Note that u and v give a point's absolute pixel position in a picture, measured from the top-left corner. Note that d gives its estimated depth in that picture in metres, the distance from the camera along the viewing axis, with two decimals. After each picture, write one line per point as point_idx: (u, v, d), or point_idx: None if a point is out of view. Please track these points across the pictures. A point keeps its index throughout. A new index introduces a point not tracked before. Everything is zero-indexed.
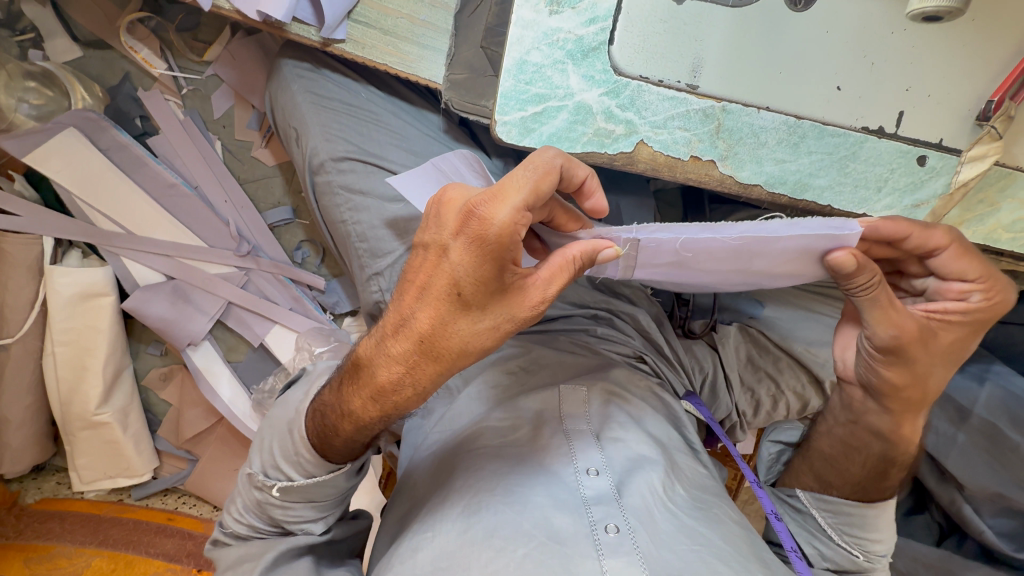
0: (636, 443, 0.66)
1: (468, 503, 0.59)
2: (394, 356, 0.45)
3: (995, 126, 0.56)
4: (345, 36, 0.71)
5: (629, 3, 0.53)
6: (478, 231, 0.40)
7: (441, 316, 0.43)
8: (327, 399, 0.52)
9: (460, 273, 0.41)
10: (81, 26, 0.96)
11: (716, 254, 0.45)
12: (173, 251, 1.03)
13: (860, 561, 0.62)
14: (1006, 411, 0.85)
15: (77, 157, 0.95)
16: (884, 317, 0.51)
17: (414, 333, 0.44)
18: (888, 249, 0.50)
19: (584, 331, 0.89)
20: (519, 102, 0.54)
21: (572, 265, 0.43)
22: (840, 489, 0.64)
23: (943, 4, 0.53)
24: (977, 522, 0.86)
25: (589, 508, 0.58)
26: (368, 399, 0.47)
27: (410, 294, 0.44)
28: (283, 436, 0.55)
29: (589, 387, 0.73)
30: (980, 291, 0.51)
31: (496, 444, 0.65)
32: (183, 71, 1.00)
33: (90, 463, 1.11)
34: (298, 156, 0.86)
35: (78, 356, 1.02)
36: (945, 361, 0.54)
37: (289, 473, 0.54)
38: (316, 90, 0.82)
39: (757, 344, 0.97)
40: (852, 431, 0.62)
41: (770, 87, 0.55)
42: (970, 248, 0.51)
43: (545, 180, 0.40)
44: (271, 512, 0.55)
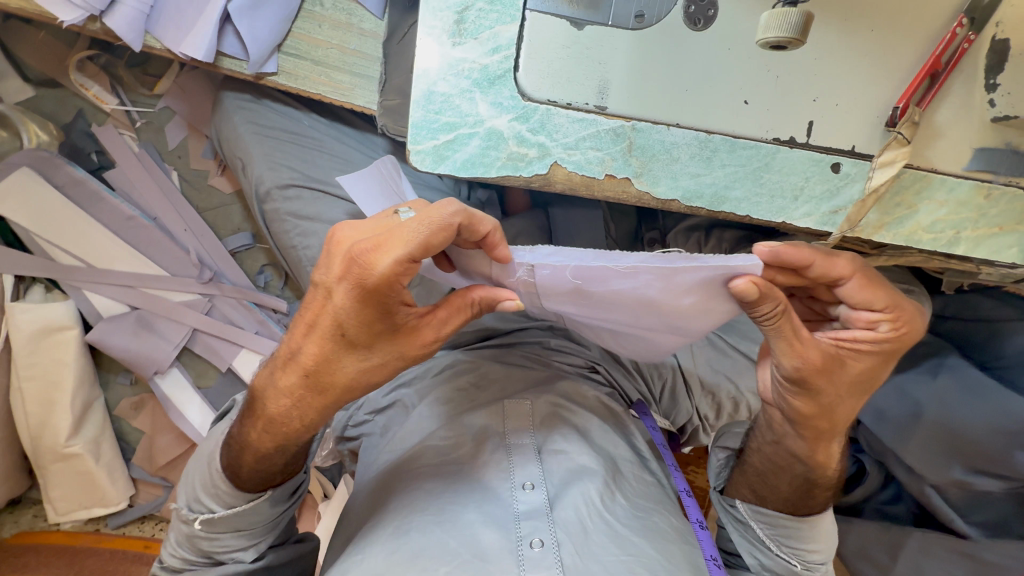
0: (578, 454, 0.67)
1: (397, 523, 0.61)
2: (284, 390, 0.48)
3: (902, 131, 0.57)
4: (276, 68, 0.72)
5: (531, 30, 0.54)
6: (359, 276, 0.42)
7: (327, 355, 0.46)
8: (234, 431, 0.54)
9: (344, 316, 0.43)
10: (33, 66, 0.98)
11: (615, 289, 0.47)
12: (135, 282, 1.04)
13: (797, 570, 0.65)
14: (961, 399, 0.85)
15: (33, 196, 0.96)
16: (789, 347, 0.51)
17: (301, 367, 0.47)
18: (793, 277, 0.49)
19: (539, 344, 0.89)
20: (430, 131, 0.55)
21: (471, 308, 0.47)
22: (774, 502, 0.65)
23: (784, 36, 0.51)
24: (948, 512, 0.91)
25: (518, 523, 0.60)
26: (262, 430, 0.50)
27: (298, 329, 0.47)
28: (202, 469, 0.56)
29: (533, 400, 0.73)
30: (887, 321, 0.51)
31: (435, 463, 0.66)
32: (136, 105, 1.01)
33: (64, 495, 1.11)
34: (245, 185, 0.87)
35: (44, 391, 1.03)
36: (852, 392, 0.54)
37: (209, 505, 0.55)
38: (259, 120, 0.84)
39: (716, 347, 0.98)
40: (777, 450, 0.63)
41: (677, 104, 0.57)
42: (874, 277, 0.51)
43: (437, 236, 0.41)
44: (199, 544, 0.56)
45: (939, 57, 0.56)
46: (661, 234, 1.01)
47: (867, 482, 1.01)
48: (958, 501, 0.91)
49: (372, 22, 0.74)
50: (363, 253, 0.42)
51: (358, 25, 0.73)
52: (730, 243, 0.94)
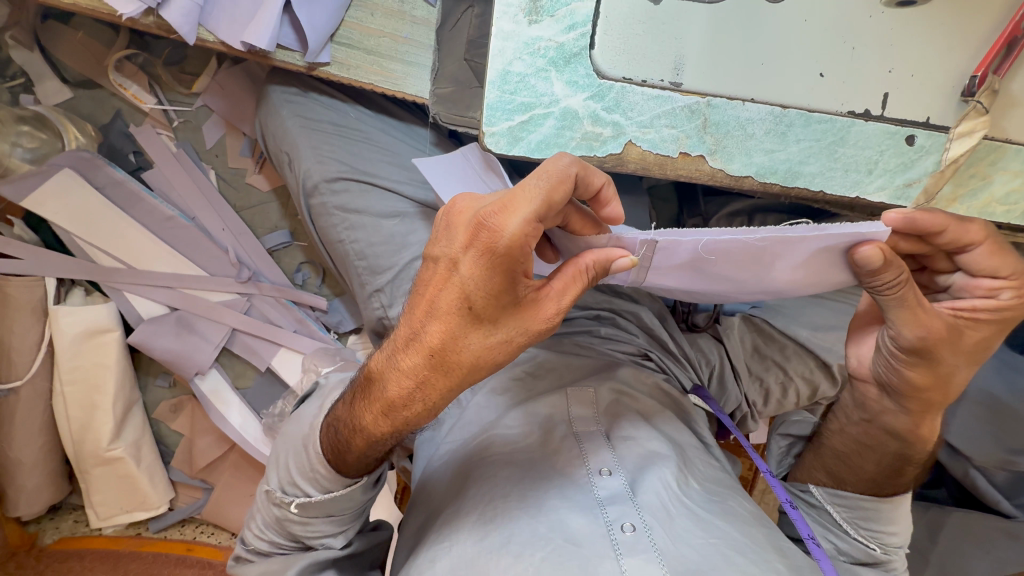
0: (648, 441, 0.66)
1: (483, 509, 0.60)
2: (405, 371, 0.47)
3: (981, 101, 0.56)
4: (330, 59, 0.71)
5: (607, 7, 0.53)
6: (488, 242, 0.42)
7: (454, 330, 0.44)
8: (339, 420, 0.53)
9: (471, 286, 0.43)
10: (70, 67, 0.97)
11: (732, 254, 0.46)
12: (176, 282, 1.03)
13: (876, 553, 0.63)
14: (1004, 380, 0.93)
15: (74, 198, 0.95)
16: (911, 317, 0.52)
17: (425, 347, 0.46)
18: (918, 244, 0.50)
19: (588, 332, 0.88)
20: (505, 112, 0.54)
21: (586, 275, 0.45)
22: (854, 485, 0.65)
23: None
24: (994, 494, 0.94)
25: (604, 508, 0.58)
26: (378, 415, 0.49)
27: (420, 309, 0.46)
28: (298, 452, 0.56)
29: (597, 387, 0.73)
30: (1009, 289, 0.52)
31: (509, 451, 0.66)
32: (173, 104, 1.01)
33: (106, 499, 1.11)
34: (291, 180, 0.86)
35: (88, 394, 1.02)
36: (969, 361, 0.55)
37: (305, 489, 0.55)
38: (306, 113, 0.83)
39: (762, 333, 0.96)
40: (867, 429, 0.64)
41: (752, 79, 0.56)
42: (1002, 246, 0.51)
43: (556, 190, 0.41)
44: (291, 527, 0.56)
45: (1017, 24, 0.55)
46: (703, 219, 0.98)
47: None
48: (1004, 482, 0.95)
49: (424, 10, 0.73)
50: (490, 215, 0.42)
51: (411, 13, 0.73)
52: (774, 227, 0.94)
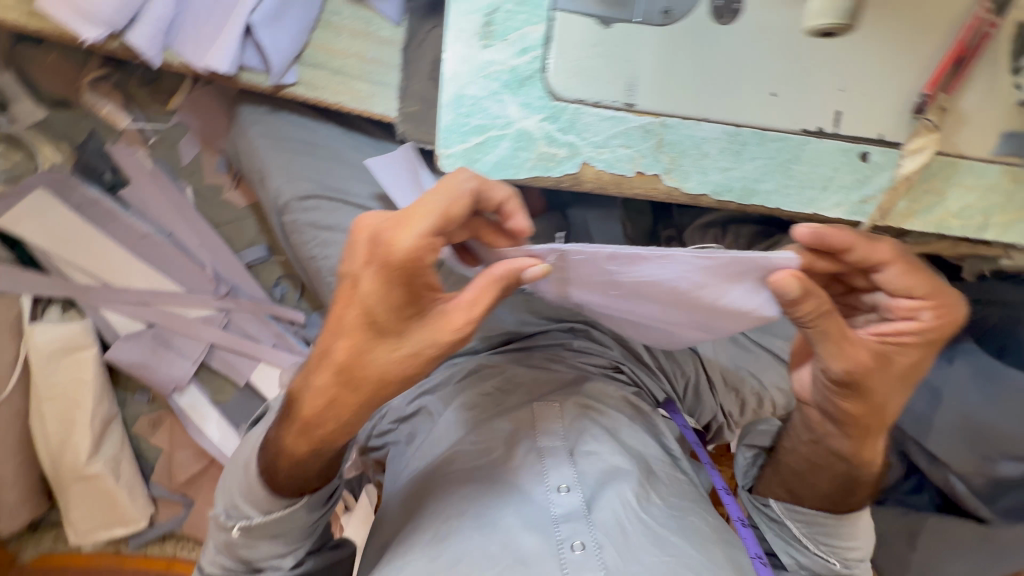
0: (611, 455, 0.67)
1: (439, 528, 0.61)
2: (319, 388, 0.50)
3: (930, 119, 0.57)
4: (296, 79, 0.72)
5: (559, 30, 0.54)
6: (385, 257, 0.44)
7: (360, 345, 0.47)
8: (267, 439, 0.55)
9: (372, 301, 0.46)
10: (45, 86, 0.98)
11: (648, 278, 0.47)
12: (153, 298, 1.04)
13: (836, 567, 0.64)
14: (978, 385, 0.92)
15: (50, 216, 0.96)
16: (836, 350, 0.52)
17: (335, 364, 0.48)
18: (832, 263, 0.51)
19: (562, 346, 0.87)
20: (460, 135, 0.55)
21: (499, 282, 0.46)
22: (812, 501, 0.65)
23: (835, 21, 0.53)
24: (973, 500, 0.94)
25: (557, 526, 0.60)
26: (297, 434, 0.51)
27: (331, 328, 0.49)
28: (239, 476, 0.56)
29: (562, 402, 0.73)
30: (929, 309, 0.53)
31: (469, 467, 0.66)
32: (149, 122, 1.01)
33: (85, 514, 1.10)
34: (264, 197, 0.87)
35: (64, 411, 1.02)
36: (900, 384, 0.56)
37: (247, 513, 0.55)
38: (275, 132, 0.84)
39: (737, 342, 0.98)
40: (816, 450, 0.63)
41: (706, 99, 0.57)
42: (916, 266, 0.52)
43: (453, 205, 0.44)
44: (238, 551, 0.57)
45: (964, 43, 0.56)
46: (678, 232, 0.99)
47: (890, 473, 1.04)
48: (981, 487, 0.94)
49: (389, 29, 0.73)
50: (384, 234, 0.45)
51: (377, 33, 0.73)
52: (748, 239, 0.94)
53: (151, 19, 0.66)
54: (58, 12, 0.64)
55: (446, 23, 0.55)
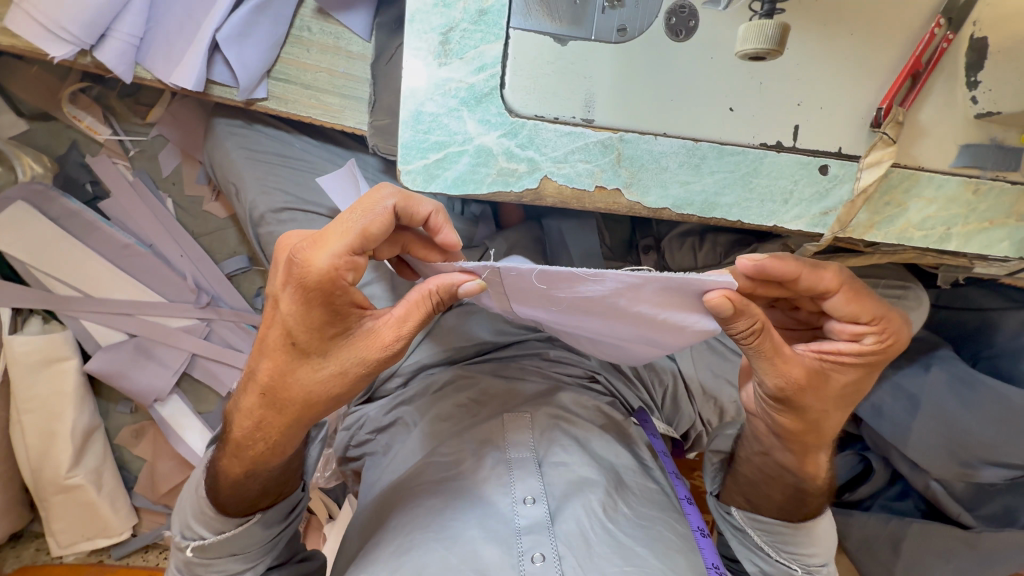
0: (579, 466, 0.68)
1: (401, 541, 0.62)
2: (251, 403, 0.53)
3: (887, 132, 0.58)
4: (267, 93, 0.72)
5: (516, 48, 0.55)
6: (299, 277, 0.46)
7: (283, 365, 0.50)
8: (213, 455, 0.59)
9: (292, 322, 0.48)
10: (25, 100, 0.98)
11: (584, 296, 0.49)
12: (134, 309, 1.04)
13: (797, 573, 0.66)
14: (954, 392, 0.89)
15: (28, 229, 0.96)
16: (771, 366, 0.53)
17: (261, 385, 0.52)
18: (778, 288, 0.52)
19: (538, 356, 0.86)
20: (420, 151, 0.56)
21: (431, 298, 0.49)
22: (768, 511, 0.66)
23: (761, 46, 0.53)
24: (954, 505, 0.95)
25: (520, 538, 0.62)
26: (232, 457, 0.56)
27: (259, 345, 0.52)
28: (191, 499, 0.60)
29: (533, 413, 0.73)
30: (872, 334, 0.54)
31: (436, 479, 0.67)
32: (129, 134, 1.02)
33: (67, 527, 1.10)
34: (240, 210, 0.87)
35: (44, 423, 1.02)
36: (838, 404, 0.56)
37: (201, 533, 0.59)
38: (251, 145, 0.85)
39: (715, 350, 0.97)
40: (766, 461, 0.64)
41: (664, 115, 0.57)
42: (861, 290, 0.53)
43: (369, 226, 0.47)
44: (198, 569, 0.61)
45: (919, 57, 0.57)
46: (656, 240, 1.00)
47: (874, 479, 1.05)
48: (963, 492, 0.96)
49: (360, 44, 0.73)
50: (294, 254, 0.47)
51: (347, 48, 0.73)
52: (724, 248, 0.95)
53: (121, 35, 0.67)
54: (27, 32, 0.65)
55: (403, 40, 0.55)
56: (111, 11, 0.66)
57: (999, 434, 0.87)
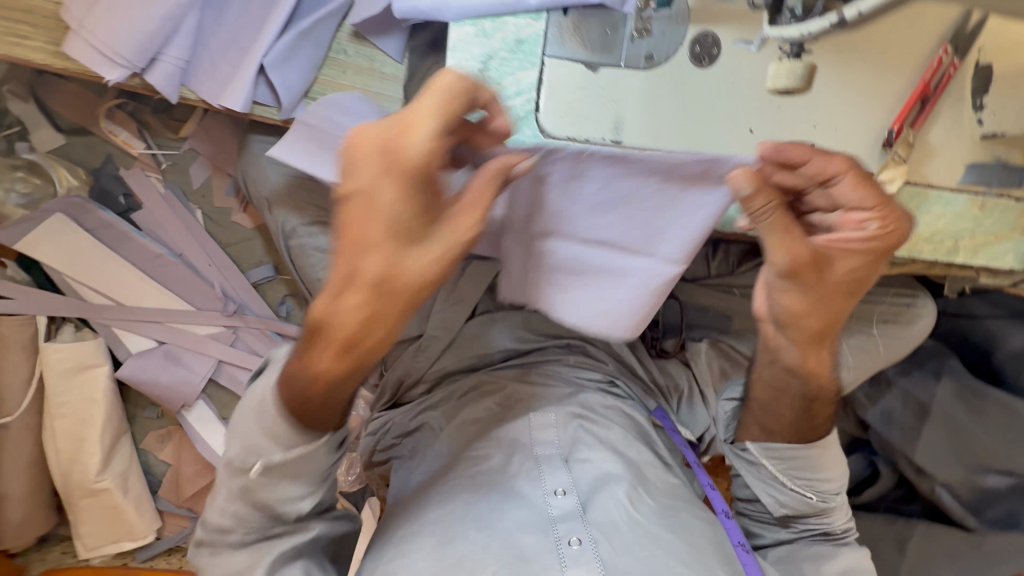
0: (603, 462, 0.73)
1: (442, 530, 0.66)
2: (349, 303, 0.52)
3: (897, 152, 0.62)
4: (304, 113, 0.75)
5: (550, 74, 0.58)
6: (400, 157, 0.48)
7: (391, 251, 0.50)
8: (286, 369, 0.57)
9: (394, 207, 0.49)
10: (63, 115, 1.02)
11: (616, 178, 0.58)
12: (164, 318, 1.08)
13: (812, 499, 0.74)
14: (961, 400, 0.95)
15: (65, 240, 1.00)
16: (780, 242, 0.58)
17: (366, 278, 0.51)
18: (790, 176, 0.58)
19: (559, 362, 0.89)
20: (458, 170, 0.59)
21: (498, 176, 0.51)
22: (782, 433, 0.74)
23: (791, 83, 0.53)
24: (959, 509, 0.96)
25: (555, 526, 0.66)
26: (337, 357, 0.54)
27: (353, 241, 0.50)
28: (253, 417, 0.58)
29: (557, 411, 0.79)
30: (876, 220, 0.59)
31: (470, 473, 0.72)
32: (161, 148, 1.06)
33: (93, 529, 1.13)
34: (271, 223, 0.95)
35: (76, 427, 1.05)
36: (844, 289, 0.62)
37: (266, 454, 0.57)
38: (284, 161, 0.92)
39: (728, 357, 1.00)
40: (774, 370, 0.72)
41: (689, 136, 0.61)
42: (867, 179, 0.59)
43: (449, 105, 0.49)
44: (254, 497, 0.59)
45: (928, 83, 0.61)
46: None
47: (881, 481, 1.08)
48: (967, 497, 0.96)
49: (393, 66, 0.76)
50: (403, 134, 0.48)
51: (380, 70, 0.76)
52: (739, 256, 1.02)
53: (169, 59, 0.69)
54: (81, 55, 0.68)
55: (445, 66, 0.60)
56: (158, 36, 0.68)
57: (1004, 439, 0.92)
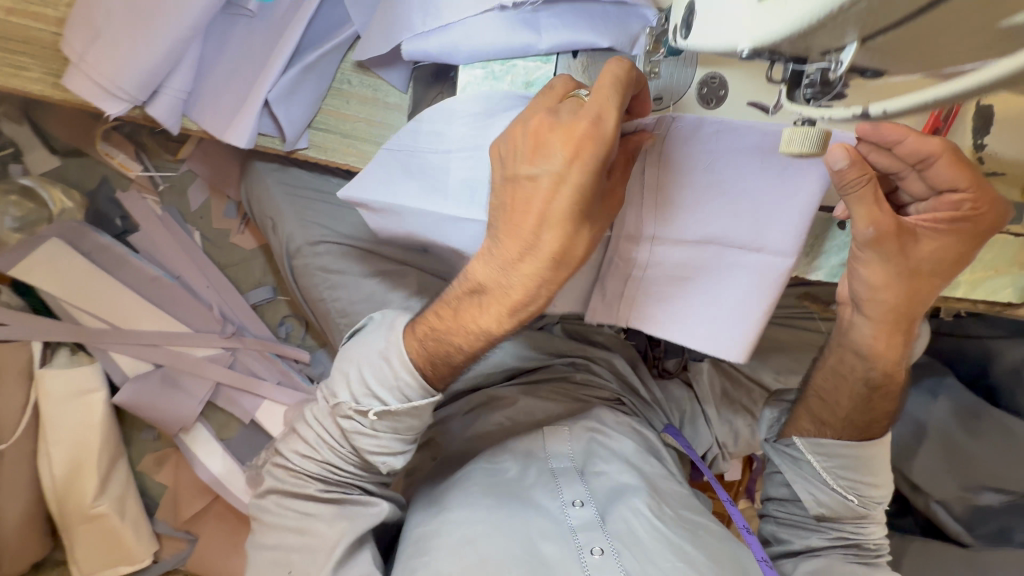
0: (618, 474, 0.76)
1: (463, 534, 0.67)
2: (518, 273, 0.56)
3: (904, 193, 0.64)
4: (308, 143, 0.75)
5: None
6: (594, 145, 0.51)
7: (570, 229, 0.54)
8: (440, 332, 0.62)
9: (583, 190, 0.53)
10: (58, 136, 1.01)
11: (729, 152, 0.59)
12: (162, 340, 1.06)
13: (853, 503, 0.76)
14: (959, 421, 0.96)
15: (60, 265, 0.98)
16: (867, 213, 0.58)
17: (548, 253, 0.55)
18: (884, 154, 0.58)
19: (565, 379, 0.93)
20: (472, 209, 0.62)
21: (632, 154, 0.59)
22: (833, 425, 0.76)
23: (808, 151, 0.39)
24: (954, 526, 0.97)
25: (576, 534, 0.68)
26: (505, 319, 0.59)
27: (529, 224, 0.54)
28: (376, 366, 0.64)
29: (571, 426, 0.82)
30: (970, 201, 0.60)
31: (489, 480, 0.74)
32: (159, 170, 1.05)
33: (89, 554, 1.09)
34: (275, 242, 0.96)
35: (75, 454, 1.03)
36: (927, 264, 0.63)
37: (383, 399, 0.64)
38: (290, 181, 0.93)
39: (729, 376, 1.01)
40: (841, 351, 0.74)
41: None
42: (962, 161, 0.58)
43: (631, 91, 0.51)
44: (356, 441, 0.66)
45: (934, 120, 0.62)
46: None
47: None
48: (963, 516, 0.96)
49: (397, 96, 0.75)
50: (590, 128, 0.50)
51: (384, 99, 0.75)
52: None
53: (171, 91, 0.69)
54: (83, 89, 0.67)
55: (450, 108, 0.61)
56: (160, 71, 0.67)
57: (1003, 463, 0.91)
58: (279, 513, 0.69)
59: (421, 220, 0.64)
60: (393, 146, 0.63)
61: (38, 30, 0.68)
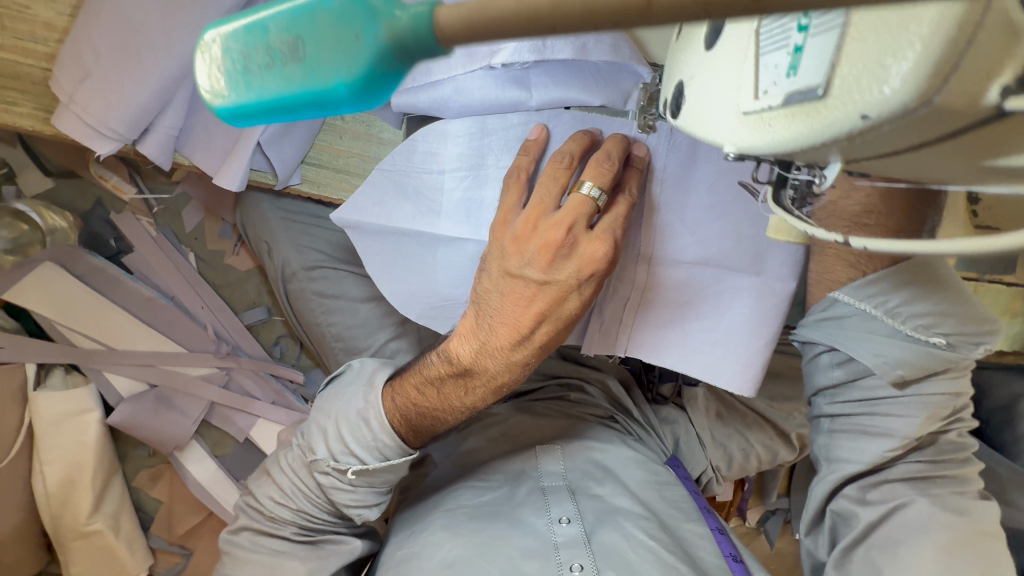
0: (612, 497, 0.75)
1: (444, 557, 0.67)
2: (507, 358, 0.62)
3: None
4: (301, 179, 0.76)
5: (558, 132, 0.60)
6: (602, 268, 0.56)
7: (560, 329, 0.60)
8: (425, 402, 0.67)
9: (583, 303, 0.59)
10: (52, 158, 1.01)
11: (704, 174, 0.62)
12: (155, 360, 1.06)
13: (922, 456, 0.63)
14: None
15: (55, 289, 0.99)
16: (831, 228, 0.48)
17: (537, 345, 0.61)
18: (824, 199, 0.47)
19: (560, 398, 0.94)
20: (471, 225, 0.63)
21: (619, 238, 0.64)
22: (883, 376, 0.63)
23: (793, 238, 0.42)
24: None
25: (558, 551, 0.68)
26: (486, 394, 0.65)
27: (526, 321, 0.59)
28: (354, 425, 0.70)
29: (566, 446, 0.83)
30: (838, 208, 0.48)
31: (478, 504, 0.75)
32: (153, 192, 1.05)
33: (85, 570, 1.09)
34: (270, 265, 0.96)
35: (68, 472, 1.03)
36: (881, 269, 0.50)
37: (361, 459, 0.69)
38: (285, 206, 0.92)
39: (724, 401, 1.00)
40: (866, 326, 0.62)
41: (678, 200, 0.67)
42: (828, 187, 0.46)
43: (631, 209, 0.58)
44: (331, 494, 0.72)
45: None
46: None
47: None
48: None
49: (391, 132, 0.74)
50: (605, 252, 0.56)
51: (378, 134, 0.74)
52: None
53: (162, 129, 0.69)
54: (76, 129, 0.67)
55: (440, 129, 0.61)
56: (152, 110, 0.67)
57: None
58: (253, 549, 0.74)
59: (414, 240, 0.64)
60: (385, 166, 0.62)
61: (28, 66, 0.68)
